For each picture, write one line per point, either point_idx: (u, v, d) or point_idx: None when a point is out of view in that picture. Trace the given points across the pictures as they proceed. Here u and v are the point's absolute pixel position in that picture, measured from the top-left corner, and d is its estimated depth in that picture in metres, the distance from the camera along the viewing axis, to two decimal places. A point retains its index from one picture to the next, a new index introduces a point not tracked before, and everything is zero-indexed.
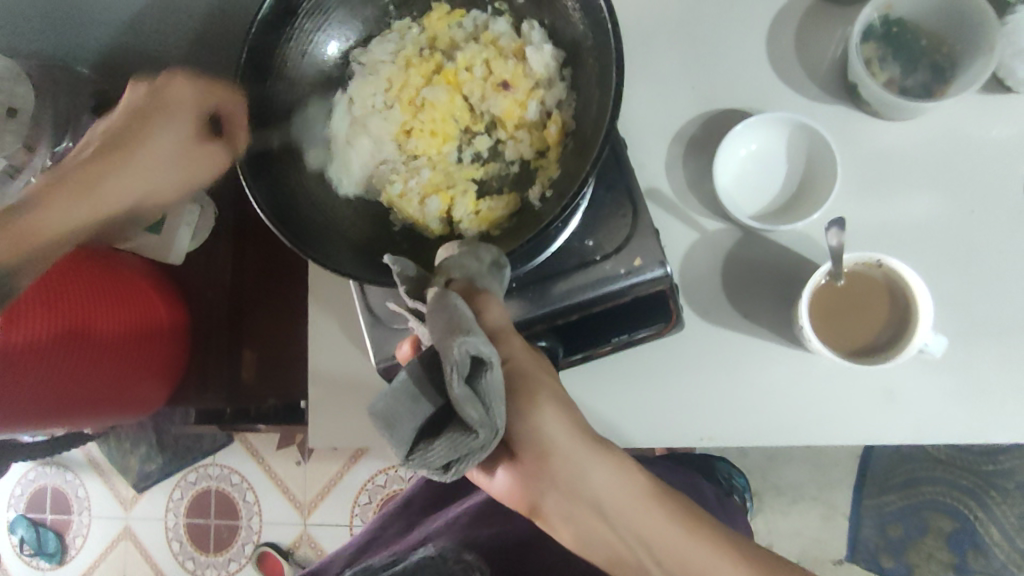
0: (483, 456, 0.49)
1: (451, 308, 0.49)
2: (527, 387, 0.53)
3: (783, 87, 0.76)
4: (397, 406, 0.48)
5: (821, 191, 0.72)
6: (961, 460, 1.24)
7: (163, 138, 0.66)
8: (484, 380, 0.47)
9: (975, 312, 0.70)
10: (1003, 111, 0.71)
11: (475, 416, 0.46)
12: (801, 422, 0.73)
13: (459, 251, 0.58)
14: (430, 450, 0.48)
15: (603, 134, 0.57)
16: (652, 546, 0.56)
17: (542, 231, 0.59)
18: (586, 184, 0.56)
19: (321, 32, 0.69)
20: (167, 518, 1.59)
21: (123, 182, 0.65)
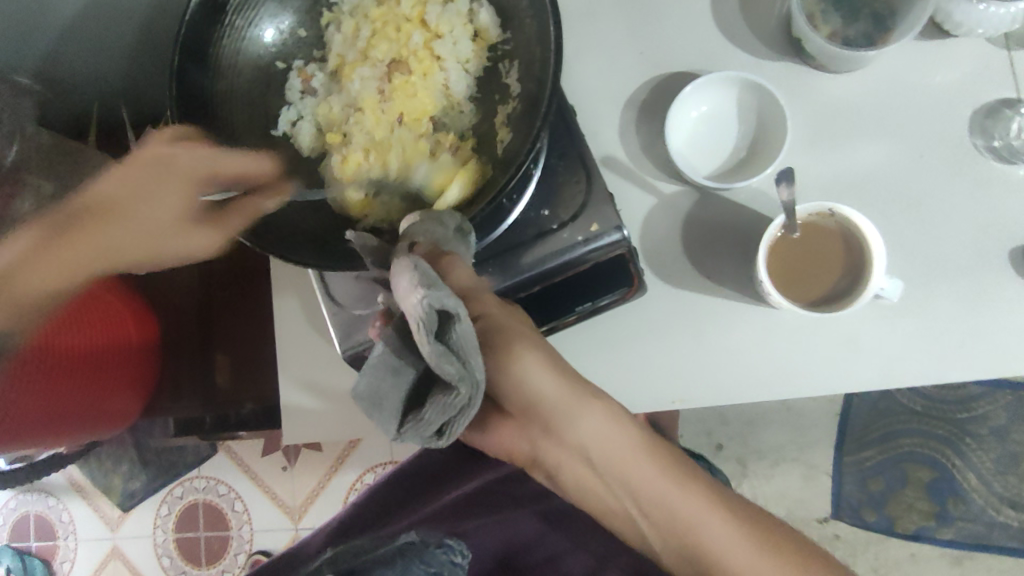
0: (474, 413, 0.47)
1: (413, 269, 0.49)
2: (503, 340, 0.55)
3: (730, 47, 0.76)
4: (379, 382, 0.50)
5: (772, 145, 0.72)
6: (938, 410, 1.27)
7: (146, 220, 0.63)
8: (455, 334, 0.47)
9: (931, 256, 0.72)
10: (944, 56, 0.72)
11: (451, 369, 0.45)
12: (771, 377, 0.74)
13: (422, 217, 0.58)
14: (419, 420, 0.48)
15: (549, 84, 0.57)
16: (643, 500, 0.56)
17: (501, 191, 0.58)
18: (536, 140, 0.56)
19: (254, 20, 0.66)
20: (155, 534, 1.56)
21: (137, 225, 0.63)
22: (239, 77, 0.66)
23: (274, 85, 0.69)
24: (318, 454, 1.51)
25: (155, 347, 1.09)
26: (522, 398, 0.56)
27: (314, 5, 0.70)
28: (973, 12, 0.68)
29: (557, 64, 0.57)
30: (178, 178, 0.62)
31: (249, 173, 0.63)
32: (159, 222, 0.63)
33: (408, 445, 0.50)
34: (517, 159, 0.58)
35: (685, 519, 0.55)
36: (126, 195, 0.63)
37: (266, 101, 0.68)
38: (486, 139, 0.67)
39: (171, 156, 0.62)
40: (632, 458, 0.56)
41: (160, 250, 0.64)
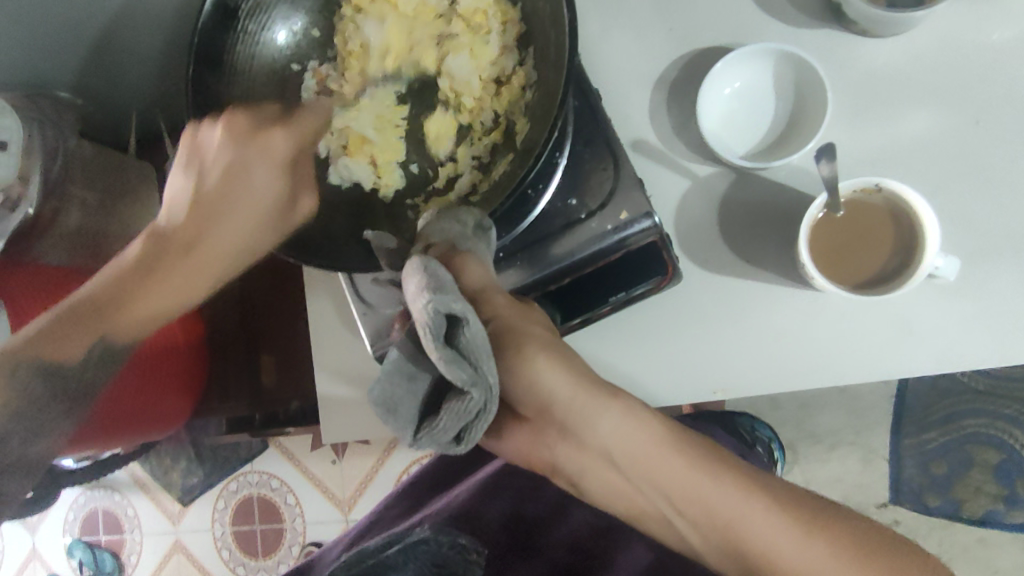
0: (491, 415, 0.48)
1: (423, 271, 0.49)
2: (517, 341, 0.54)
3: (763, 17, 0.72)
4: (394, 388, 0.50)
5: (814, 118, 0.68)
6: (1002, 389, 1.19)
7: (224, 231, 0.60)
8: (464, 336, 0.47)
9: (993, 228, 0.67)
10: (1003, 10, 0.67)
11: (462, 376, 0.45)
12: (820, 362, 0.70)
13: (438, 217, 0.58)
14: (435, 426, 0.48)
15: (566, 70, 0.55)
16: (676, 493, 0.54)
17: (521, 182, 0.56)
18: (555, 128, 0.54)
19: (267, 23, 0.65)
20: (213, 527, 1.61)
21: (233, 241, 0.61)
22: (256, 84, 0.66)
23: (290, 88, 0.68)
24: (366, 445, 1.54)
25: (200, 346, 1.11)
26: (543, 401, 0.55)
27: (326, 4, 0.69)
28: None
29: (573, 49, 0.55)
30: (237, 173, 0.60)
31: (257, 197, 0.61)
32: (256, 219, 0.61)
33: (425, 451, 0.50)
34: (535, 151, 0.56)
35: (715, 512, 0.53)
36: (219, 201, 0.60)
37: (283, 105, 0.68)
38: (508, 131, 0.66)
39: (247, 161, 0.60)
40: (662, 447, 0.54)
41: (231, 252, 0.61)
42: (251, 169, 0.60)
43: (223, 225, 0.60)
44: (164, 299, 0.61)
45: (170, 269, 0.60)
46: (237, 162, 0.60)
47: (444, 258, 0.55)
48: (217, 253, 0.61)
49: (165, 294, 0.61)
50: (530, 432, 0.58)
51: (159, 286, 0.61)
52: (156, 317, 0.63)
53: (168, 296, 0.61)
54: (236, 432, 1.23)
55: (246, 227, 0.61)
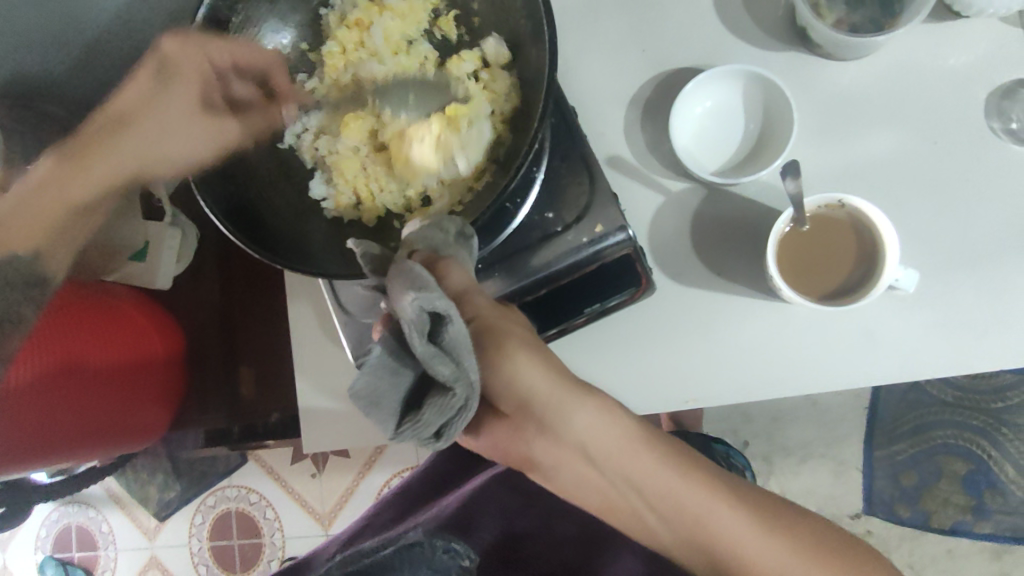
0: (470, 412, 0.49)
1: (409, 271, 0.50)
2: (496, 341, 0.55)
3: (732, 40, 0.75)
4: (377, 382, 0.49)
5: (780, 138, 0.71)
6: (969, 400, 1.24)
7: (146, 135, 0.64)
8: (447, 332, 0.48)
9: (951, 243, 0.70)
10: (957, 37, 0.70)
11: (445, 371, 0.47)
12: (789, 373, 0.73)
13: (423, 225, 0.58)
14: (419, 421, 0.49)
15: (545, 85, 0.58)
16: (644, 493, 0.56)
17: (503, 192, 0.58)
18: (536, 139, 0.56)
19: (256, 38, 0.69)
20: (189, 543, 1.60)
21: (158, 141, 0.64)
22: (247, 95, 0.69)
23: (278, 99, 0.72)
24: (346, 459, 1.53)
25: (179, 364, 1.12)
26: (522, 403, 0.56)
27: (313, 20, 0.73)
28: None
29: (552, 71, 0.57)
30: (185, 82, 0.65)
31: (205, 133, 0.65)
32: (174, 124, 0.65)
33: (407, 444, 0.51)
34: (516, 161, 0.59)
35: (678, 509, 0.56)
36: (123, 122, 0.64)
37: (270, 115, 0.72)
38: None
39: (161, 90, 0.65)
40: (631, 449, 0.56)
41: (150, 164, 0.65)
42: (160, 101, 0.65)
43: (139, 132, 0.64)
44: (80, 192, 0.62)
45: (87, 175, 0.62)
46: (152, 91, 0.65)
47: (428, 262, 0.56)
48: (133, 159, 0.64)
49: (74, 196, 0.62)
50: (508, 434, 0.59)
51: (106, 162, 0.63)
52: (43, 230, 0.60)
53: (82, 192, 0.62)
54: (212, 445, 1.20)
55: (180, 135, 0.65)
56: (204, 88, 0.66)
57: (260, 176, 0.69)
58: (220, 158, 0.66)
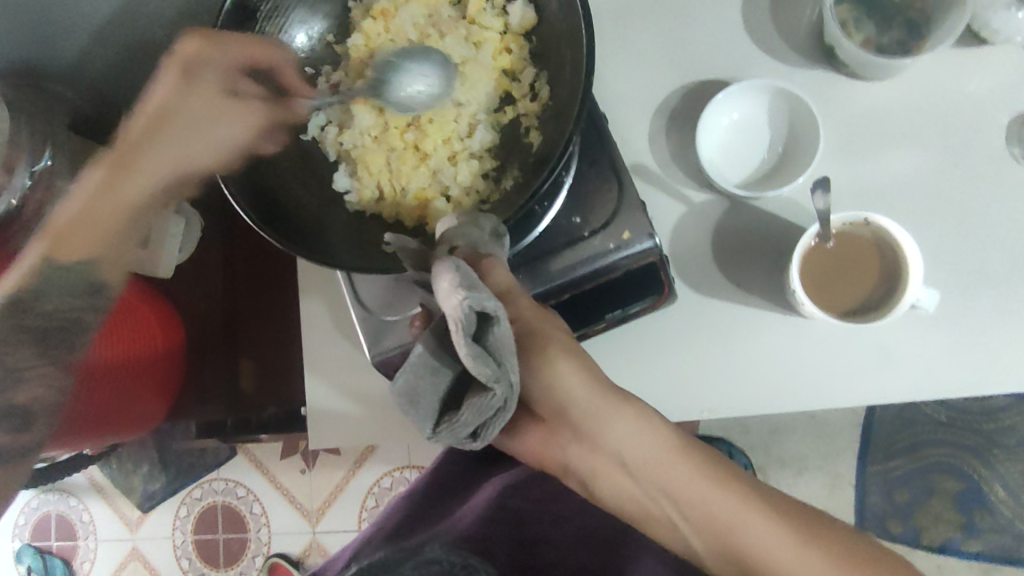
0: (508, 414, 0.50)
1: (454, 270, 0.51)
2: (538, 343, 0.57)
3: (760, 54, 0.76)
4: (417, 381, 0.52)
5: (804, 154, 0.72)
6: (963, 420, 1.26)
7: (190, 129, 0.61)
8: (493, 333, 0.49)
9: (968, 265, 0.71)
10: (982, 63, 0.71)
11: (489, 371, 0.47)
12: (804, 387, 0.73)
13: (460, 221, 0.60)
14: (455, 421, 0.50)
15: (581, 87, 0.58)
16: (673, 498, 0.56)
17: (534, 194, 0.58)
18: (570, 141, 0.56)
19: (285, 27, 0.69)
20: (174, 535, 1.58)
21: (195, 141, 0.62)
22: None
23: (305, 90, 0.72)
24: (338, 456, 1.52)
25: (184, 354, 1.11)
26: (555, 402, 0.58)
27: (342, 11, 0.72)
28: (1012, 19, 0.68)
29: (589, 71, 0.57)
30: (207, 85, 0.62)
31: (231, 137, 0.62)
32: (204, 122, 0.62)
33: (442, 444, 0.52)
34: (548, 163, 0.59)
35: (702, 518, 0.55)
36: (155, 123, 0.61)
37: None
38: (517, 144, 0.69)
39: (185, 91, 0.61)
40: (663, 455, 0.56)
41: (197, 164, 0.62)
42: (189, 109, 0.62)
43: (175, 135, 0.61)
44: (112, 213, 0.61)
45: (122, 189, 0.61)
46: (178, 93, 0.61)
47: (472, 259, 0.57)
48: (174, 159, 0.62)
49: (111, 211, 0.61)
50: (539, 432, 0.60)
51: (151, 159, 0.62)
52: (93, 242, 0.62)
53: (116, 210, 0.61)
54: (206, 438, 1.18)
55: (220, 124, 0.62)
56: (226, 81, 0.62)
57: (287, 165, 0.69)
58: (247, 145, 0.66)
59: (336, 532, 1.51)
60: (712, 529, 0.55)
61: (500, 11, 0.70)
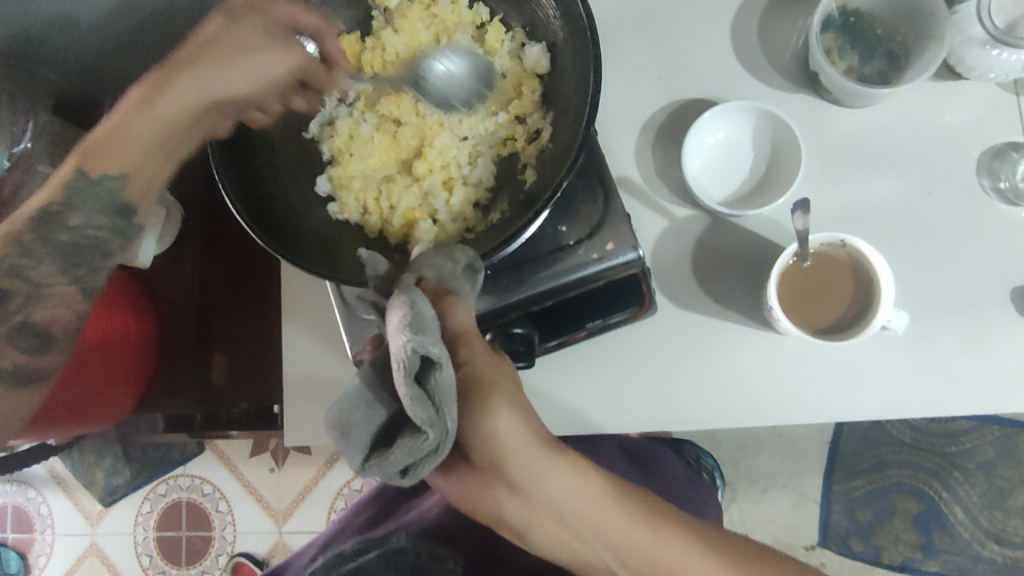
0: (439, 461, 0.45)
1: (407, 308, 0.48)
2: (478, 391, 0.53)
3: (747, 77, 0.78)
4: (350, 412, 0.48)
5: (786, 175, 0.74)
6: (925, 443, 1.29)
7: (239, 68, 0.60)
8: (434, 378, 0.45)
9: (937, 291, 0.73)
10: (957, 98, 0.74)
11: (419, 415, 0.43)
12: (776, 403, 0.75)
13: (433, 251, 0.60)
14: (386, 457, 0.45)
15: (580, 139, 0.58)
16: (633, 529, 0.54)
17: (518, 233, 0.59)
18: (559, 189, 0.57)
19: None
20: (135, 532, 1.55)
21: (219, 79, 0.59)
22: None
23: None
24: (307, 456, 1.50)
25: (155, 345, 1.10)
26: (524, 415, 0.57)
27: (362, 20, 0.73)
28: (986, 57, 0.70)
29: (590, 121, 0.58)
30: (259, 48, 0.60)
31: (279, 65, 0.61)
32: (249, 68, 0.60)
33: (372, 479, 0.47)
34: (537, 205, 0.59)
35: (672, 523, 0.56)
36: (200, 60, 0.59)
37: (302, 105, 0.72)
38: (510, 176, 0.69)
39: (232, 32, 0.60)
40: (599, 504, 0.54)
41: (235, 94, 0.60)
42: (233, 61, 0.60)
43: (228, 65, 0.59)
44: (154, 132, 0.59)
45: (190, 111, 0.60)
46: (226, 34, 0.60)
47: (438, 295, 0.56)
48: (208, 88, 0.59)
49: (161, 137, 0.60)
50: None
51: (213, 77, 0.59)
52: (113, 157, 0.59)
53: (158, 134, 0.59)
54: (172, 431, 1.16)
55: (243, 68, 0.60)
56: (268, 28, 0.61)
57: (285, 164, 0.70)
58: (247, 140, 0.66)
59: (302, 533, 1.49)
60: (681, 534, 0.56)
61: (517, 43, 0.69)
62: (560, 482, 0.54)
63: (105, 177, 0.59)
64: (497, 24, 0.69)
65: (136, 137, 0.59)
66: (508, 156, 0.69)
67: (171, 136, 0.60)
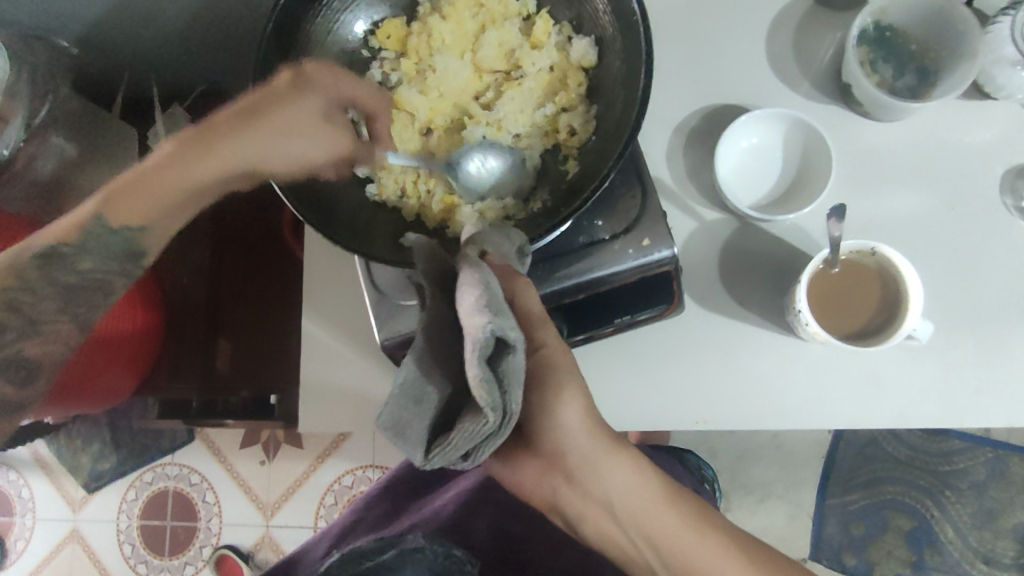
0: (500, 442, 0.46)
1: (479, 289, 0.48)
2: (553, 380, 0.55)
3: (779, 85, 0.79)
4: (403, 410, 0.47)
5: (814, 183, 0.75)
6: (920, 460, 1.31)
7: (293, 146, 0.64)
8: (505, 363, 0.45)
9: (955, 304, 0.74)
10: (982, 116, 0.76)
11: (486, 397, 0.44)
12: (794, 407, 0.76)
13: (488, 230, 0.57)
14: (447, 443, 0.46)
15: (628, 132, 0.59)
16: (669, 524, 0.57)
17: (564, 220, 0.60)
18: (606, 180, 0.58)
19: (352, 9, 0.70)
20: (118, 519, 1.52)
21: (274, 154, 0.64)
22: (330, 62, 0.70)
23: (356, 73, 0.73)
24: (299, 450, 1.49)
25: (160, 333, 1.07)
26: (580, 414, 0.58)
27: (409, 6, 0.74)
28: (1014, 76, 0.72)
29: (640, 113, 0.58)
30: (321, 129, 0.65)
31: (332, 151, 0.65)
32: (298, 138, 0.64)
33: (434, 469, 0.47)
34: (583, 194, 0.60)
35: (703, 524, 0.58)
36: (250, 124, 0.64)
37: None
38: (552, 166, 0.70)
39: (291, 106, 0.64)
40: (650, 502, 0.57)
41: (276, 169, 0.63)
42: (281, 126, 0.64)
43: (274, 139, 0.64)
44: (203, 173, 0.65)
45: (229, 163, 0.65)
46: (281, 101, 0.64)
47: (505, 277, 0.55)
48: (259, 156, 0.63)
49: (196, 170, 0.65)
50: (534, 445, 0.58)
51: (261, 146, 0.64)
52: (141, 210, 0.66)
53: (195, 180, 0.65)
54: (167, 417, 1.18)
55: (308, 140, 0.65)
56: (327, 109, 0.65)
57: None
58: None
59: (291, 528, 1.47)
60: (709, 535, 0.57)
61: (564, 36, 0.70)
62: (606, 472, 0.57)
63: (125, 228, 0.67)
64: (545, 17, 0.69)
65: (183, 178, 0.66)
66: (550, 146, 0.70)
67: (194, 196, 0.67)
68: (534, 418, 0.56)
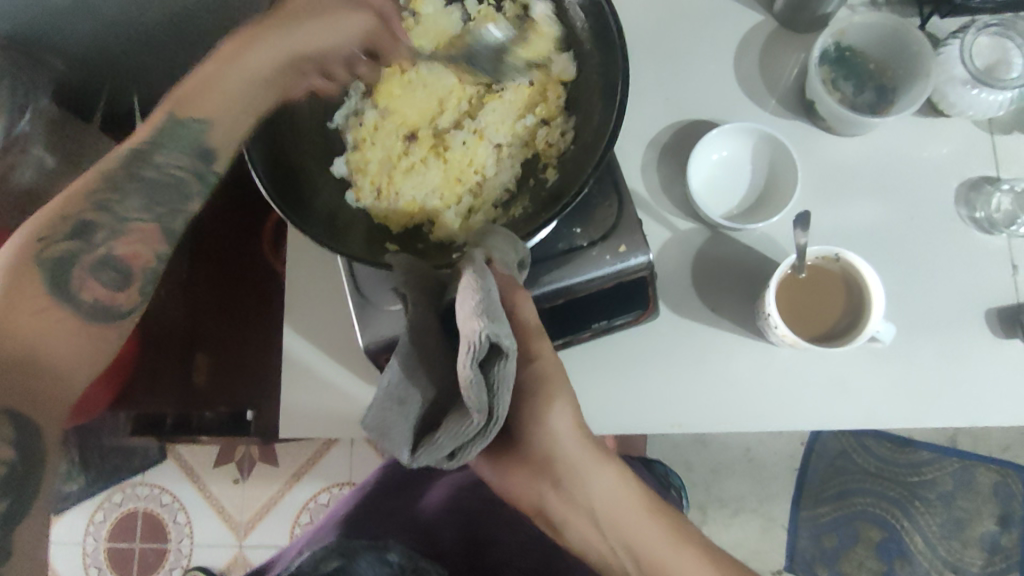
0: (485, 445, 0.47)
1: (479, 294, 0.49)
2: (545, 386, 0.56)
3: (747, 102, 0.83)
4: (391, 404, 0.50)
5: (781, 195, 0.78)
6: (889, 472, 1.34)
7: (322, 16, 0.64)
8: (498, 367, 0.46)
9: (916, 311, 0.78)
10: (937, 133, 0.80)
11: (475, 400, 0.45)
12: (764, 412, 0.78)
13: (496, 237, 0.59)
14: (434, 443, 0.48)
15: (607, 142, 0.62)
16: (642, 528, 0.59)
17: (545, 225, 0.62)
18: (587, 187, 0.60)
19: None
20: (85, 542, 1.48)
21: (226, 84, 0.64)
22: None
23: None
24: (273, 469, 1.47)
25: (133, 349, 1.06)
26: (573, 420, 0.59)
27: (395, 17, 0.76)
28: (966, 96, 0.76)
29: (616, 122, 0.61)
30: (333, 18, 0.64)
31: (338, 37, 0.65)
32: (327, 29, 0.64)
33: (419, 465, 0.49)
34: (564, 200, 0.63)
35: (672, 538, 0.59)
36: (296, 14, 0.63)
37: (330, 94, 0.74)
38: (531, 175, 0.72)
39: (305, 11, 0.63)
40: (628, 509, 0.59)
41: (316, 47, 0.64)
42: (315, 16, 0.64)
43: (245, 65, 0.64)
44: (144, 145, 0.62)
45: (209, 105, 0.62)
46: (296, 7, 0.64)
47: (502, 281, 0.57)
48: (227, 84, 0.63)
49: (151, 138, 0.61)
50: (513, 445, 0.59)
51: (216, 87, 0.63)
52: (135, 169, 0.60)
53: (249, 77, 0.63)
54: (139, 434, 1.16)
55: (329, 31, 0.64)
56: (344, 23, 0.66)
57: (309, 148, 0.71)
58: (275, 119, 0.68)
59: (265, 548, 1.45)
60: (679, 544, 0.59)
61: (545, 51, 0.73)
62: (583, 472, 0.58)
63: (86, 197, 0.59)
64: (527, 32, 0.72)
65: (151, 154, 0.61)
66: (530, 155, 0.73)
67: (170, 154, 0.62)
68: (514, 416, 0.57)
